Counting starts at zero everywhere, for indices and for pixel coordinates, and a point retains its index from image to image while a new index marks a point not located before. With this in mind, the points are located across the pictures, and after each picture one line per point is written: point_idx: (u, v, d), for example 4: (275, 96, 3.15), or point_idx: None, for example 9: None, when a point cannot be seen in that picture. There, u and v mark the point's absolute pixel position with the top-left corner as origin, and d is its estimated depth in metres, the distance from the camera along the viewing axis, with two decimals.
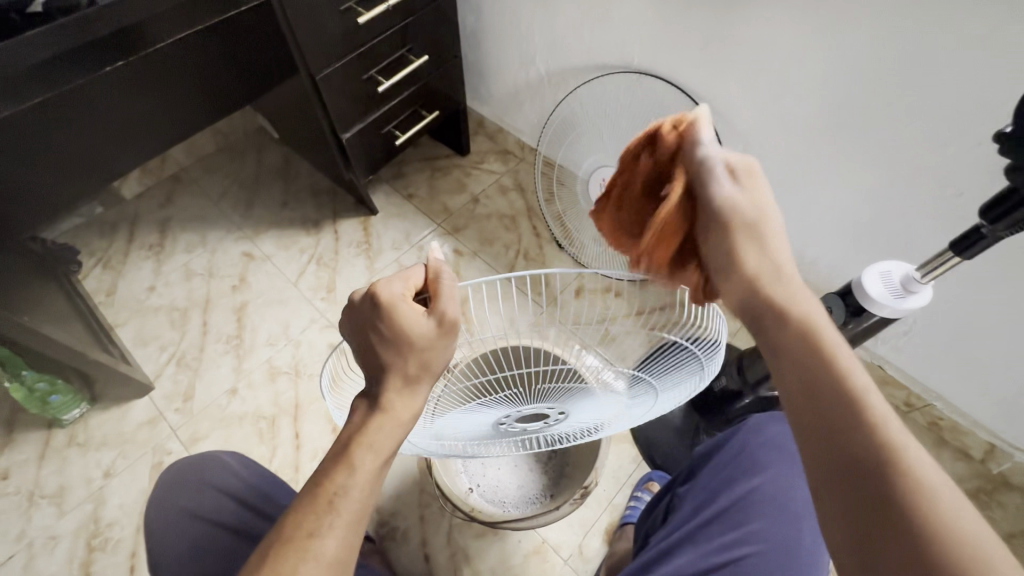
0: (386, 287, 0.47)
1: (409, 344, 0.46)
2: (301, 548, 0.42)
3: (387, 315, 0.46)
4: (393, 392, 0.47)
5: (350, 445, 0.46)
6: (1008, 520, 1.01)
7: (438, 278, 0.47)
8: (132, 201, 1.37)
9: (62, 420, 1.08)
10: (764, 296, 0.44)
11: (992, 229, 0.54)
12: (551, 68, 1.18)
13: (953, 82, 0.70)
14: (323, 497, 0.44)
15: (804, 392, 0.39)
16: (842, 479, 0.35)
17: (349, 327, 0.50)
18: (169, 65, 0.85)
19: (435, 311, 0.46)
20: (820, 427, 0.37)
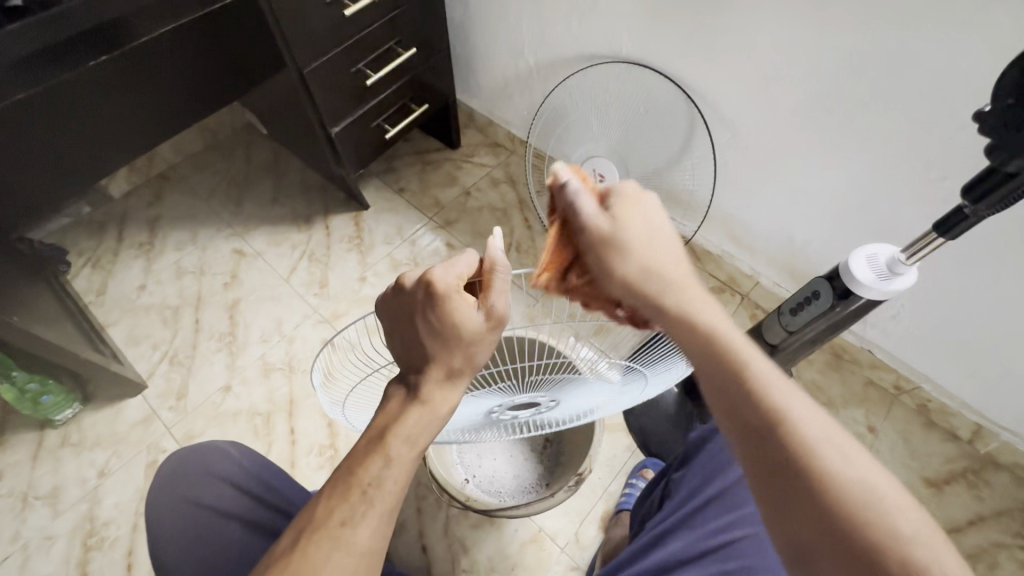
0: (441, 277, 0.48)
1: (458, 337, 0.47)
2: (332, 536, 0.42)
3: (438, 306, 0.47)
4: (432, 384, 0.48)
5: (384, 434, 0.47)
6: (995, 498, 1.03)
7: (493, 273, 0.47)
8: (120, 200, 1.36)
9: (54, 420, 1.08)
10: (686, 322, 0.48)
11: (974, 209, 0.55)
12: (540, 59, 1.18)
13: (938, 65, 0.71)
14: (357, 486, 0.44)
15: (739, 429, 0.43)
16: (767, 473, 0.41)
17: (392, 311, 0.50)
18: (154, 60, 0.84)
19: (485, 305, 0.47)
20: (757, 461, 0.42)
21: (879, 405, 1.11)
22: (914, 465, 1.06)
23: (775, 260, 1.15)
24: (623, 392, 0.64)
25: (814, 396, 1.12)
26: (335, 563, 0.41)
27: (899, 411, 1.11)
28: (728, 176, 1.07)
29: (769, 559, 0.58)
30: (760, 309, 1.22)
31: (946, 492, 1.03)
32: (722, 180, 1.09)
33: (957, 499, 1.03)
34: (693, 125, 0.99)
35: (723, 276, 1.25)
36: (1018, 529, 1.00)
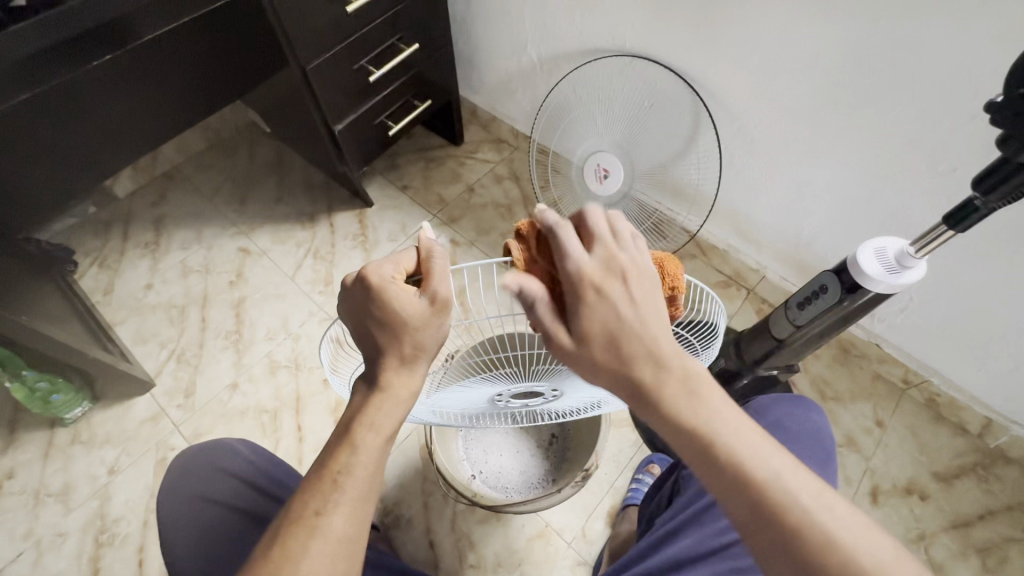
0: (376, 271, 0.46)
1: (403, 324, 0.45)
2: (308, 527, 0.42)
3: (379, 298, 0.45)
4: (389, 371, 0.47)
5: (351, 426, 0.47)
6: (1006, 492, 1.02)
7: (429, 257, 0.47)
8: (126, 199, 1.37)
9: (64, 419, 1.09)
10: (677, 425, 0.45)
11: (986, 200, 0.54)
12: (543, 53, 1.17)
13: (948, 56, 0.70)
14: (327, 477, 0.45)
15: (759, 534, 0.42)
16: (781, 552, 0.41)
17: (340, 310, 0.50)
18: (156, 59, 0.84)
19: (428, 290, 0.46)
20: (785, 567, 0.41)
21: (887, 399, 1.10)
22: (923, 459, 1.05)
23: (782, 254, 1.14)
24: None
25: (821, 391, 1.12)
26: (314, 554, 0.42)
27: (907, 406, 1.10)
28: (733, 170, 1.07)
29: None
30: (766, 303, 1.21)
31: (955, 486, 1.03)
32: (727, 174, 1.08)
33: (967, 493, 1.02)
34: (697, 119, 0.98)
35: (728, 271, 1.24)
36: None
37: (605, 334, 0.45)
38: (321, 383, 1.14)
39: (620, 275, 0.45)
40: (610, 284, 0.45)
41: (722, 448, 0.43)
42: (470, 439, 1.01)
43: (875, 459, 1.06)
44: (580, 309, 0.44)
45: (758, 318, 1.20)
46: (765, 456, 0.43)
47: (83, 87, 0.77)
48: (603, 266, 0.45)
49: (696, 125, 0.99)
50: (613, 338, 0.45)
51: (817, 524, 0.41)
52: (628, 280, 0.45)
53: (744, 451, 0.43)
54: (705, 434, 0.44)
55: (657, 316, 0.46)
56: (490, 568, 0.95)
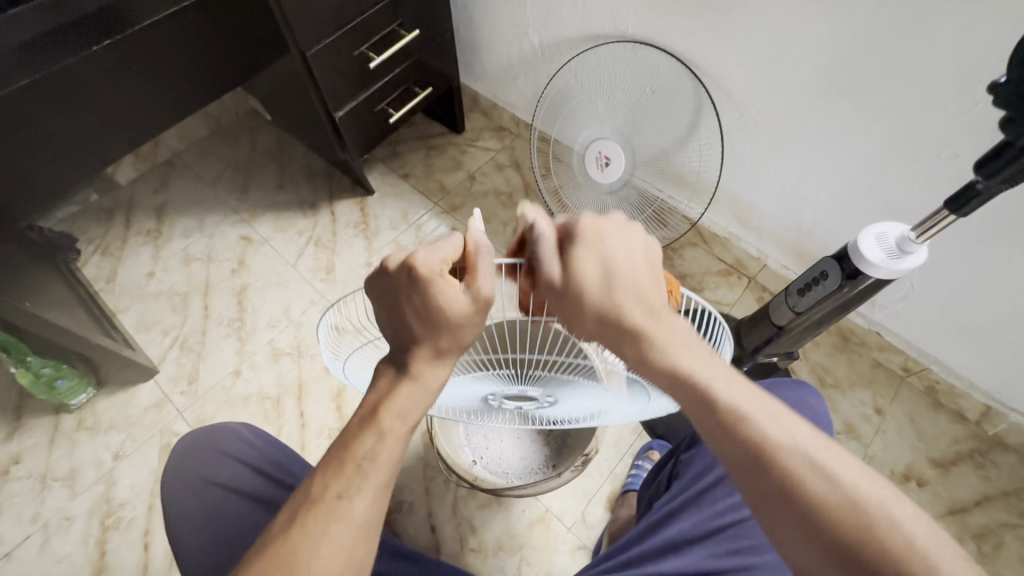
0: (424, 261, 0.45)
1: (444, 319, 0.45)
2: (329, 509, 0.43)
3: (424, 291, 0.45)
4: (421, 361, 0.47)
5: (377, 410, 0.47)
6: (1003, 477, 1.03)
7: (476, 254, 0.44)
8: (127, 187, 1.37)
9: (70, 404, 1.10)
10: (671, 379, 0.45)
11: (987, 183, 0.54)
12: (544, 39, 1.16)
13: (953, 41, 0.70)
14: (351, 461, 0.45)
15: (749, 475, 0.42)
16: (785, 506, 0.40)
17: (378, 292, 0.49)
18: (156, 44, 0.83)
19: (471, 288, 0.44)
20: (790, 520, 0.40)
21: (886, 386, 1.11)
22: (921, 446, 1.06)
23: (783, 241, 1.14)
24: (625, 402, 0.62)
25: (821, 378, 1.12)
26: (332, 535, 0.42)
27: (906, 393, 1.10)
28: (735, 158, 1.06)
29: None
30: (767, 291, 1.21)
31: (952, 473, 1.03)
32: (729, 161, 1.08)
33: (964, 479, 1.03)
34: (700, 106, 0.98)
35: (730, 259, 1.24)
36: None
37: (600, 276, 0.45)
38: (323, 370, 1.14)
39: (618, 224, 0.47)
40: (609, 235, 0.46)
41: (707, 390, 0.44)
42: (472, 426, 1.02)
43: (873, 445, 1.06)
44: (580, 250, 0.45)
45: (758, 306, 1.20)
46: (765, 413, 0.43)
47: (83, 74, 0.77)
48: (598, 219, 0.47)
49: (699, 112, 0.99)
50: (607, 278, 0.45)
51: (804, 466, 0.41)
52: (623, 230, 0.47)
53: (730, 394, 0.44)
54: (688, 375, 0.44)
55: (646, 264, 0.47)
56: (491, 552, 0.97)
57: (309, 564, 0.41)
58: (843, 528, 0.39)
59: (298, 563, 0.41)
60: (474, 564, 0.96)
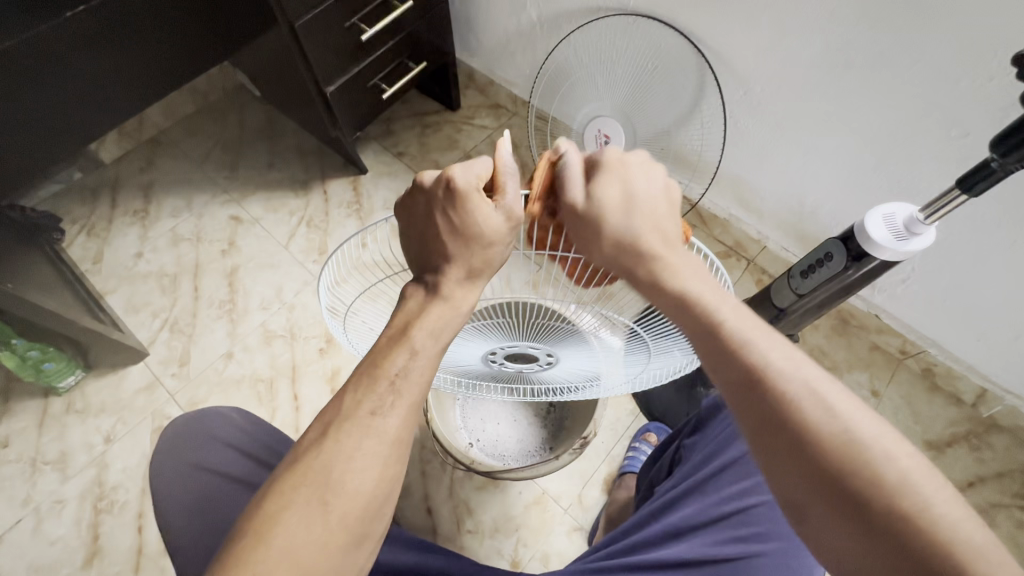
0: (461, 174, 0.47)
1: (477, 237, 0.47)
2: (363, 424, 0.42)
3: (459, 205, 0.47)
4: (452, 282, 0.48)
5: (408, 328, 0.46)
6: (995, 459, 1.03)
7: (507, 176, 0.47)
8: (112, 165, 1.32)
9: (58, 387, 1.07)
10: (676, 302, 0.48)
11: (1002, 162, 0.53)
12: (543, 12, 1.12)
13: (972, 14, 0.67)
14: (383, 378, 0.44)
15: (753, 406, 0.43)
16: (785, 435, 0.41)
17: (411, 213, 0.51)
18: (134, 11, 0.79)
19: (503, 206, 0.47)
20: (783, 449, 0.41)
21: (883, 368, 1.11)
22: (916, 428, 1.06)
23: (784, 223, 1.12)
24: (624, 356, 0.64)
25: (818, 360, 1.12)
26: (366, 450, 0.41)
27: (904, 375, 1.10)
28: (737, 137, 1.04)
29: (783, 526, 0.58)
30: (766, 274, 1.20)
31: (947, 454, 1.04)
32: (731, 140, 1.05)
33: (957, 460, 1.03)
34: (703, 82, 0.94)
35: (729, 241, 1.23)
36: (1017, 490, 1.01)
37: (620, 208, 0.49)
38: (317, 353, 1.13)
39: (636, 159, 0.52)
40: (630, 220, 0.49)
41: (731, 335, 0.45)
42: (468, 407, 1.01)
43: None
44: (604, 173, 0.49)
45: (757, 289, 1.19)
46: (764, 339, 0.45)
47: (61, 43, 0.74)
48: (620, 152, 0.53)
49: (702, 87, 0.95)
50: (625, 200, 0.49)
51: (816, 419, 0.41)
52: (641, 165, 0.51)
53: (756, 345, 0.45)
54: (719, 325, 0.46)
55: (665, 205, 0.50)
56: (487, 533, 0.97)
57: (343, 478, 0.40)
58: (841, 458, 0.40)
59: (331, 475, 0.40)
60: (471, 545, 0.96)
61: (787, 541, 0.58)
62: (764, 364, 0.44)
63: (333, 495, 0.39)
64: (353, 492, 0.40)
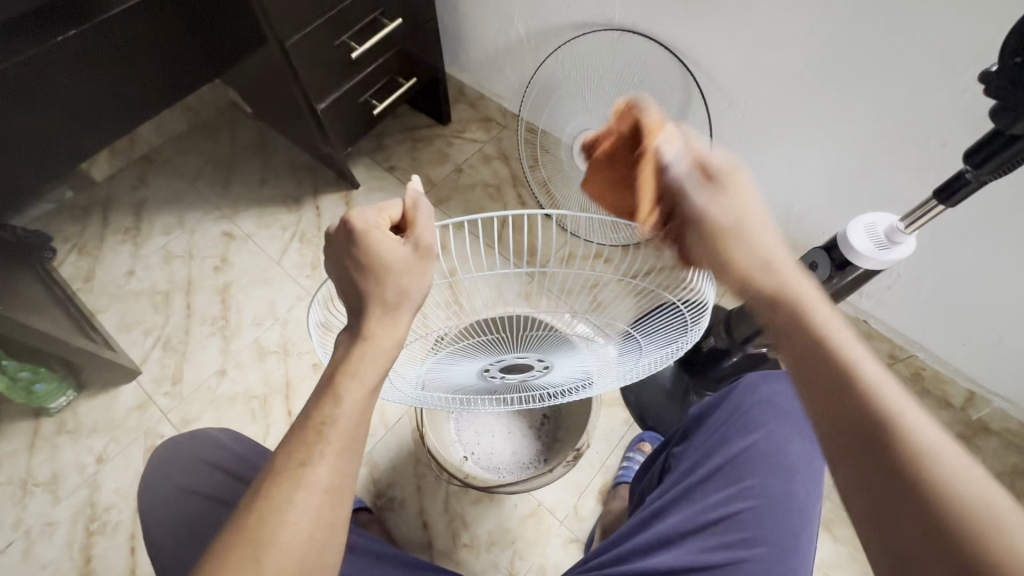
0: (359, 216, 0.47)
1: (387, 269, 0.46)
2: (294, 477, 0.42)
3: (361, 243, 0.47)
4: (374, 319, 0.47)
5: (334, 379, 0.46)
6: (986, 462, 1.04)
7: (415, 208, 0.48)
8: (104, 183, 1.33)
9: (49, 408, 1.07)
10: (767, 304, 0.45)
11: (976, 173, 0.54)
12: (530, 28, 1.14)
13: (944, 29, 0.69)
14: (312, 427, 0.44)
15: (826, 411, 0.38)
16: (851, 439, 0.36)
17: (325, 263, 0.50)
18: (124, 34, 0.80)
19: (412, 238, 0.47)
20: (850, 457, 0.36)
21: None
22: None
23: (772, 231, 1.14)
24: (617, 363, 0.65)
25: None
26: (300, 502, 0.41)
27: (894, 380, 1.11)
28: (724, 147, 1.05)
29: (770, 530, 0.59)
30: None
31: None
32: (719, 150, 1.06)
33: None
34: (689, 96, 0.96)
35: None
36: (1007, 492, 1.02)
37: (702, 176, 0.49)
38: (310, 368, 1.13)
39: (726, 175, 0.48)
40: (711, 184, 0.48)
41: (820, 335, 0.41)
42: (462, 420, 1.01)
43: None
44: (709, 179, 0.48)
45: None
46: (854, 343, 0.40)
47: (48, 66, 0.74)
48: (698, 169, 0.49)
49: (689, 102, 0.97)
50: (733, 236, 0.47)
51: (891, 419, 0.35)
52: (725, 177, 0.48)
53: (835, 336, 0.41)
54: (807, 317, 0.42)
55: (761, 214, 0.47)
56: (483, 547, 0.96)
57: (276, 533, 0.40)
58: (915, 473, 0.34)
59: (266, 531, 0.40)
60: (468, 560, 0.96)
61: (774, 547, 0.58)
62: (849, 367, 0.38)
63: (266, 550, 0.40)
64: (289, 545, 0.40)
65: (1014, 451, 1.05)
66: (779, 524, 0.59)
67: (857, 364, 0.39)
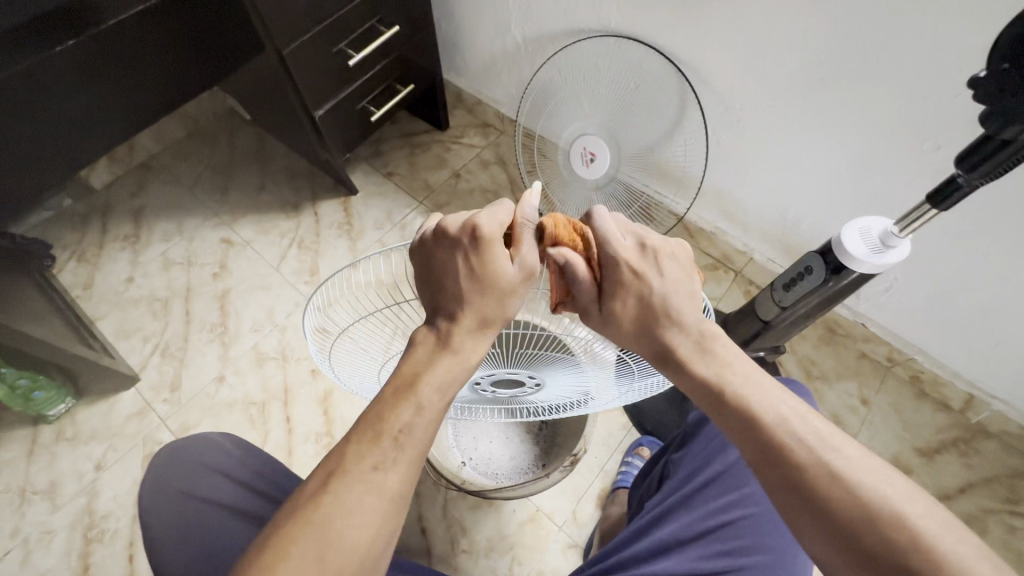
0: (487, 222, 0.48)
1: (494, 284, 0.47)
2: (363, 479, 0.42)
3: (481, 251, 0.47)
4: (463, 332, 0.48)
5: (415, 382, 0.46)
6: (984, 464, 1.04)
7: (524, 226, 0.49)
8: (103, 190, 1.33)
9: (48, 416, 1.07)
10: (688, 375, 0.49)
11: (968, 177, 0.54)
12: (527, 34, 1.14)
13: (935, 33, 0.69)
14: (388, 433, 0.44)
15: (769, 473, 0.44)
16: (794, 496, 0.43)
17: (429, 253, 0.50)
18: (122, 44, 0.81)
19: (519, 256, 0.48)
20: (802, 512, 0.42)
21: (872, 377, 1.12)
22: (906, 435, 1.07)
23: (768, 235, 1.14)
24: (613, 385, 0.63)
25: (808, 370, 1.13)
26: (367, 505, 0.41)
27: (892, 383, 1.11)
28: (720, 151, 1.06)
29: (769, 538, 0.59)
30: (754, 285, 1.22)
31: (937, 461, 1.05)
32: (714, 155, 1.07)
33: (947, 467, 1.04)
34: (684, 101, 0.96)
35: (716, 253, 1.24)
36: (1006, 495, 1.01)
37: (637, 251, 0.51)
38: (309, 374, 1.13)
39: (652, 255, 0.51)
40: (645, 264, 0.50)
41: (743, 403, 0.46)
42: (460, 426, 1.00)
43: (860, 436, 1.07)
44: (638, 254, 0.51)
45: (745, 300, 1.21)
46: (775, 399, 0.47)
47: (49, 75, 0.75)
48: (638, 248, 0.51)
49: (684, 107, 0.97)
50: (643, 308, 0.50)
51: (825, 472, 0.42)
52: (659, 258, 0.51)
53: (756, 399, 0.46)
54: (728, 386, 0.48)
55: (684, 289, 0.51)
56: (482, 553, 0.96)
57: (342, 534, 0.40)
58: (853, 518, 0.40)
59: (331, 530, 0.40)
60: (466, 566, 0.95)
61: (775, 554, 0.58)
62: (774, 429, 0.45)
63: (331, 550, 0.40)
64: (351, 548, 0.40)
65: (1013, 454, 1.04)
66: (778, 531, 0.59)
67: (780, 423, 0.45)
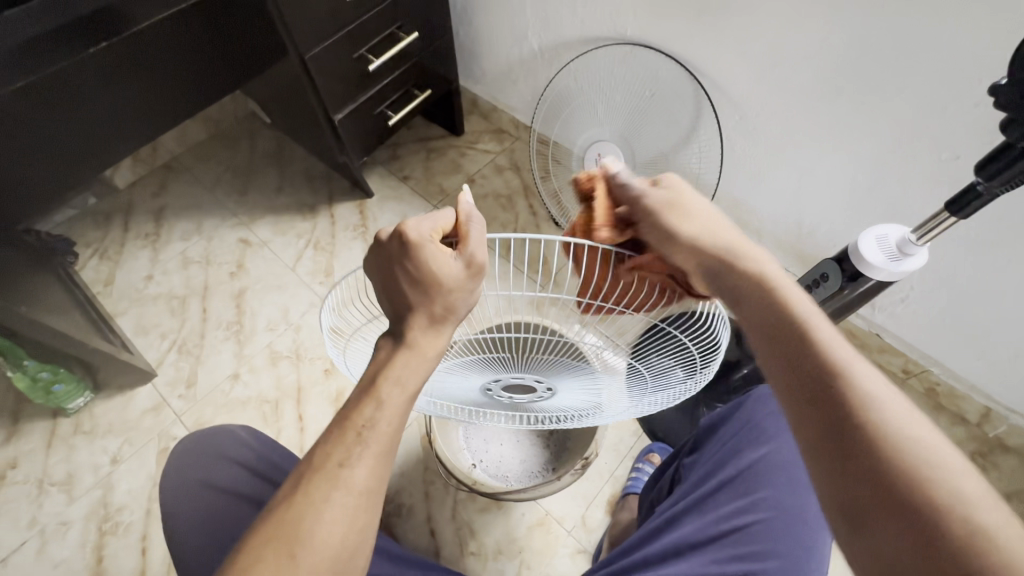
0: (414, 227, 0.46)
1: (437, 285, 0.45)
2: (332, 476, 0.43)
3: (413, 256, 0.45)
4: (416, 329, 0.47)
5: (375, 380, 0.47)
6: (1003, 479, 1.02)
7: (467, 222, 0.46)
8: (126, 190, 1.36)
9: (67, 408, 1.09)
10: (749, 297, 0.47)
11: (988, 185, 0.54)
12: (544, 41, 1.16)
13: (953, 44, 0.69)
14: (351, 429, 0.45)
15: (814, 390, 0.41)
16: (826, 421, 0.39)
17: (370, 267, 0.49)
18: (151, 45, 0.83)
19: (464, 253, 0.45)
20: (832, 448, 0.38)
21: None
22: None
23: (783, 244, 1.13)
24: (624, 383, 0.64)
25: None
26: (336, 502, 0.42)
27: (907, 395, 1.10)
28: (733, 158, 1.06)
29: (780, 543, 0.59)
30: None
31: None
32: (729, 163, 1.07)
33: None
34: (700, 110, 0.97)
35: None
36: None
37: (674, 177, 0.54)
38: (322, 373, 1.14)
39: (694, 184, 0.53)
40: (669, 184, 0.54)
41: (803, 325, 0.44)
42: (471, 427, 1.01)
43: None
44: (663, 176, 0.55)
45: None
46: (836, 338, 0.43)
47: (78, 75, 0.77)
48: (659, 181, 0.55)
49: (700, 113, 0.97)
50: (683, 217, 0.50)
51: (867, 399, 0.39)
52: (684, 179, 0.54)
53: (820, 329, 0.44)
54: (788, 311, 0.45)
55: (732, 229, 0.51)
56: (491, 556, 0.96)
57: (313, 530, 0.41)
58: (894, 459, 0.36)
59: (301, 529, 0.41)
60: (475, 568, 0.95)
61: (787, 559, 0.58)
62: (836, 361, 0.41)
63: (302, 548, 0.41)
64: (322, 544, 0.41)
65: None
66: (792, 537, 0.59)
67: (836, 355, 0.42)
